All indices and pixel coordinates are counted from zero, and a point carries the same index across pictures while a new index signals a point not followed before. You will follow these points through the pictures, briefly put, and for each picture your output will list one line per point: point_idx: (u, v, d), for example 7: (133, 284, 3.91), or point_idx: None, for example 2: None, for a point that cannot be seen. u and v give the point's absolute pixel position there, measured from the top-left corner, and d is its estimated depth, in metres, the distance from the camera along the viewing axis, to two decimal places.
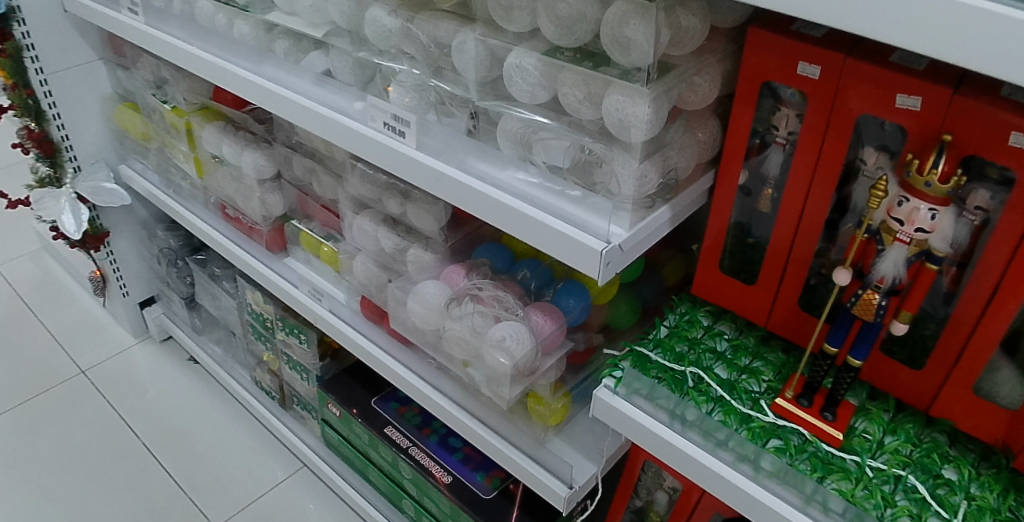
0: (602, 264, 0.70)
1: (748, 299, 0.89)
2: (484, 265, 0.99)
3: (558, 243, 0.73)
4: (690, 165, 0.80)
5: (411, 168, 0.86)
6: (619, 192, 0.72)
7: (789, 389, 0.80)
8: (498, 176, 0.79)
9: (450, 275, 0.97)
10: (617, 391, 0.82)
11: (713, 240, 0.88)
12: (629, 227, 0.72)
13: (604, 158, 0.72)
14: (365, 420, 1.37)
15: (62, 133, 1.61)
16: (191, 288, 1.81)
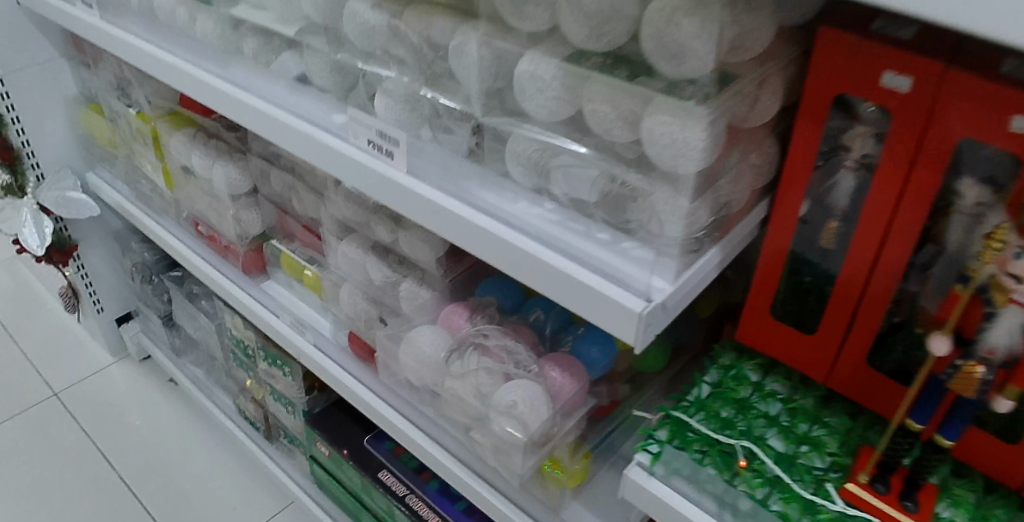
0: (643, 326, 0.55)
1: (805, 351, 0.74)
2: (491, 305, 0.87)
3: (582, 298, 0.58)
4: (744, 195, 0.65)
5: (400, 196, 0.71)
6: (662, 232, 0.57)
7: (863, 472, 0.65)
8: (509, 210, 0.64)
9: (451, 317, 0.85)
10: (653, 471, 0.68)
11: (765, 280, 0.73)
12: (674, 278, 0.57)
13: (642, 192, 0.57)
14: (357, 462, 1.23)
15: (22, 139, 1.46)
16: (169, 306, 1.67)
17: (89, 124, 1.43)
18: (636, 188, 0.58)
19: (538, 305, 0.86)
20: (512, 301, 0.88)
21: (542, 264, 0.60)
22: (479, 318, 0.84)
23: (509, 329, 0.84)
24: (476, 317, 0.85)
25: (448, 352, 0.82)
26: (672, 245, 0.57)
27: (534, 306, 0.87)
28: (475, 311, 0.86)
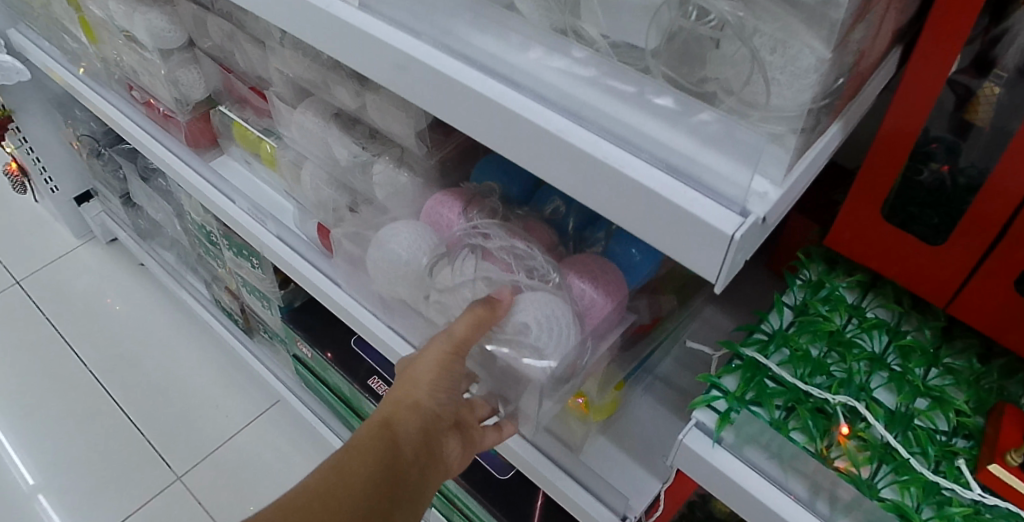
0: (734, 258, 0.35)
1: (928, 268, 0.53)
2: (492, 195, 0.66)
3: (640, 212, 0.38)
4: (879, 40, 0.41)
5: (356, 45, 0.48)
6: (766, 102, 0.35)
7: (1013, 448, 0.45)
8: (514, 64, 0.42)
9: (439, 210, 0.65)
10: (721, 438, 0.50)
11: (883, 169, 0.51)
12: (783, 179, 0.37)
13: (736, 30, 0.34)
14: (342, 368, 1.07)
15: None
16: (126, 184, 1.45)
17: None
18: (725, 25, 0.34)
19: (554, 193, 0.66)
20: (519, 190, 0.67)
21: (572, 150, 0.38)
22: (476, 213, 0.64)
23: (516, 226, 0.63)
24: (473, 211, 0.64)
25: (435, 258, 0.62)
26: (783, 122, 0.35)
27: (547, 196, 0.66)
28: (471, 201, 0.65)
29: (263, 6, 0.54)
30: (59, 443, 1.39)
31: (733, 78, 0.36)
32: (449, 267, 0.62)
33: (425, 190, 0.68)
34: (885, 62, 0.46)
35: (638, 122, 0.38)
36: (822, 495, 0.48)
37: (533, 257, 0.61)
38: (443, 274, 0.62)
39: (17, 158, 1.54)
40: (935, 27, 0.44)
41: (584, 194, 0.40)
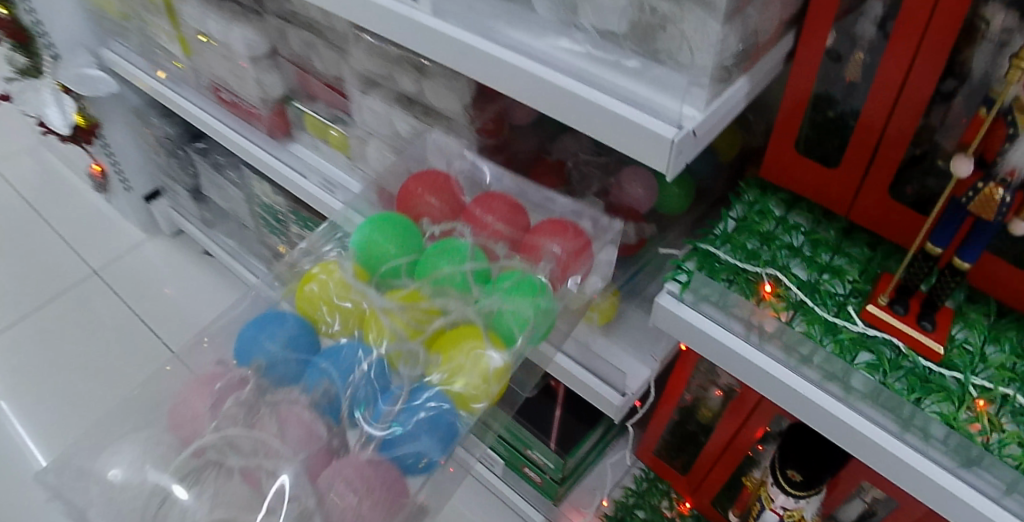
0: (674, 154, 0.57)
1: (827, 185, 0.75)
2: (245, 380, 0.82)
3: (617, 132, 0.60)
4: (772, 25, 0.64)
5: (425, 39, 0.70)
6: (693, 62, 0.58)
7: (882, 295, 0.67)
8: (533, 46, 0.65)
9: (185, 411, 0.81)
10: (683, 298, 0.73)
11: (788, 113, 0.74)
12: (705, 107, 0.59)
13: (671, 18, 0.57)
14: None
15: (33, 18, 1.42)
16: (195, 179, 1.70)
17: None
18: (667, 16, 0.57)
19: (319, 370, 0.80)
20: (296, 355, 0.82)
21: (574, 96, 0.61)
22: (227, 412, 0.80)
23: (275, 419, 0.78)
24: (223, 412, 0.80)
25: (194, 463, 0.77)
26: (703, 73, 0.58)
27: (319, 364, 0.81)
28: (218, 402, 0.81)
29: (354, 16, 0.77)
30: (76, 424, 1.58)
31: (675, 46, 0.59)
32: (214, 471, 0.77)
33: (196, 385, 0.83)
34: (783, 39, 0.69)
35: (614, 78, 0.61)
36: (754, 330, 0.70)
37: (270, 468, 0.75)
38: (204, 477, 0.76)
39: (98, 163, 1.79)
40: (813, 13, 0.67)
41: (562, 115, 0.63)
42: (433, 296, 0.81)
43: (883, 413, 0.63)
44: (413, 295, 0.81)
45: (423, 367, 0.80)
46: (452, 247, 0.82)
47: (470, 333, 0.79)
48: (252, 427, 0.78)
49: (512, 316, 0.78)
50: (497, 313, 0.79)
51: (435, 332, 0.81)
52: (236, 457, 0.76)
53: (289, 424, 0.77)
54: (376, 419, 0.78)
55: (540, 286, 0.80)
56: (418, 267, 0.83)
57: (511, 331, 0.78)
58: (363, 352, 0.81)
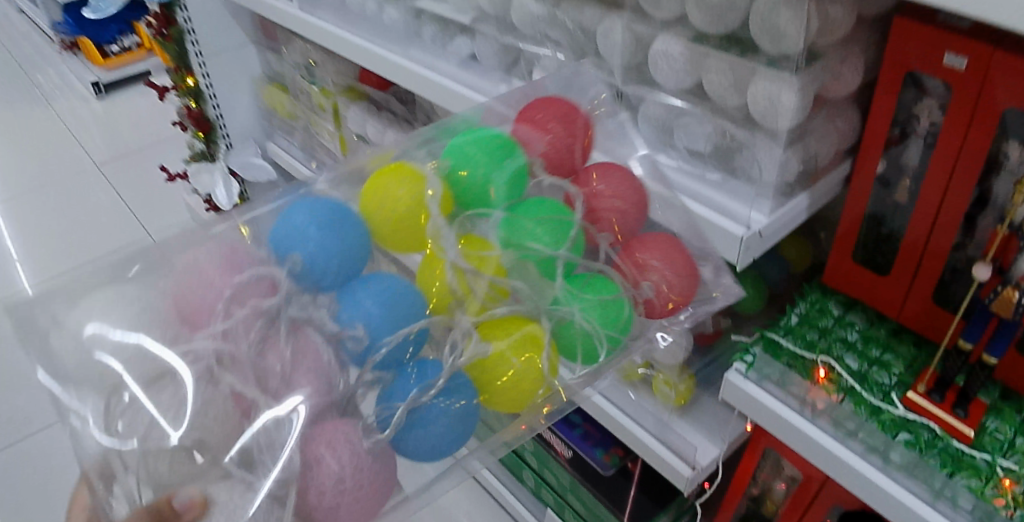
0: (741, 249, 0.76)
1: (878, 290, 0.87)
2: (274, 277, 0.69)
3: (700, 227, 0.80)
4: (830, 152, 0.82)
5: None
6: (759, 179, 0.78)
7: (921, 383, 0.78)
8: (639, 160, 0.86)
9: (200, 285, 0.68)
10: (748, 376, 0.88)
11: (847, 228, 0.87)
12: (770, 213, 0.78)
13: (746, 143, 0.76)
14: None
15: (217, 112, 1.72)
16: None
17: (272, 99, 1.69)
18: (742, 143, 0.77)
19: (356, 301, 0.69)
20: (341, 261, 0.71)
21: (667, 200, 0.81)
22: (244, 316, 0.66)
23: (280, 333, 0.67)
24: (238, 321, 0.66)
25: (163, 370, 0.65)
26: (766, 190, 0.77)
27: (358, 293, 0.70)
28: (228, 310, 0.67)
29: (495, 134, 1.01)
30: None
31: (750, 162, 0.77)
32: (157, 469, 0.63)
33: (217, 251, 0.72)
34: (840, 165, 0.85)
35: (699, 189, 0.82)
36: (807, 407, 0.83)
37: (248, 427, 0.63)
38: (167, 385, 0.64)
39: None
40: (865, 143, 0.82)
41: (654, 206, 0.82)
42: (514, 271, 0.73)
43: (916, 482, 0.75)
44: (494, 263, 0.73)
45: (465, 350, 0.71)
46: (562, 226, 0.74)
47: (531, 340, 0.71)
48: (256, 347, 0.66)
49: (581, 336, 0.73)
50: (569, 322, 0.73)
51: (490, 319, 0.72)
52: (233, 377, 0.64)
53: (299, 359, 0.66)
54: (391, 393, 0.68)
55: (625, 307, 0.75)
56: (511, 227, 0.74)
57: (570, 352, 0.75)
58: (414, 307, 0.71)
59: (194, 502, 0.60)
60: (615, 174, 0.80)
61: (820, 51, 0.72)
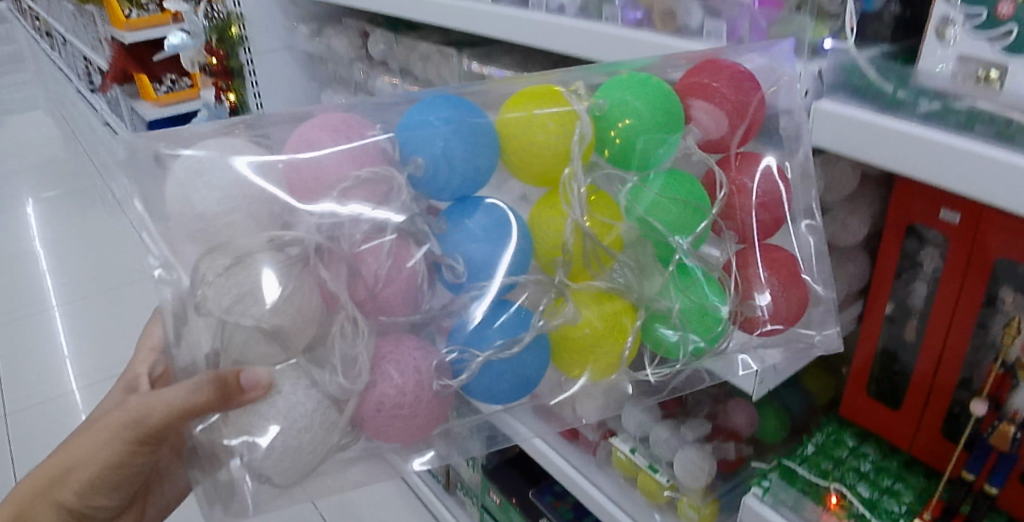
0: (757, 382, 0.81)
1: (893, 424, 0.91)
2: (393, 179, 0.63)
3: None
4: (842, 296, 0.90)
5: None
6: None
7: (928, 512, 0.81)
8: None
9: (316, 172, 0.62)
10: (764, 499, 0.91)
11: (860, 366, 0.93)
12: None
13: None
14: (523, 511, 1.43)
15: None
16: None
17: None
18: None
19: (464, 231, 0.64)
20: (467, 180, 0.65)
21: None
22: (355, 203, 0.62)
23: (385, 245, 0.62)
24: (347, 219, 0.62)
25: (261, 246, 0.60)
26: None
27: (469, 220, 0.64)
28: (340, 202, 0.62)
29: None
30: None
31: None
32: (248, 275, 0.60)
33: (336, 132, 0.65)
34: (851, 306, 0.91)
35: None
36: None
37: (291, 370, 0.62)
38: (256, 265, 0.59)
39: None
40: (873, 287, 0.88)
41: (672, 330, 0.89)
42: (631, 248, 0.66)
43: None
44: (614, 234, 0.66)
45: (555, 317, 0.65)
46: (691, 221, 0.67)
47: (621, 330, 0.66)
48: (353, 249, 0.62)
49: (671, 334, 0.68)
50: (666, 316, 0.67)
51: (586, 291, 0.66)
52: (328, 272, 0.61)
53: (396, 275, 0.62)
54: (475, 334, 0.64)
55: (721, 324, 0.69)
56: (641, 199, 0.67)
57: (653, 341, 0.70)
58: (513, 271, 0.64)
59: (261, 383, 0.60)
60: (762, 166, 0.70)
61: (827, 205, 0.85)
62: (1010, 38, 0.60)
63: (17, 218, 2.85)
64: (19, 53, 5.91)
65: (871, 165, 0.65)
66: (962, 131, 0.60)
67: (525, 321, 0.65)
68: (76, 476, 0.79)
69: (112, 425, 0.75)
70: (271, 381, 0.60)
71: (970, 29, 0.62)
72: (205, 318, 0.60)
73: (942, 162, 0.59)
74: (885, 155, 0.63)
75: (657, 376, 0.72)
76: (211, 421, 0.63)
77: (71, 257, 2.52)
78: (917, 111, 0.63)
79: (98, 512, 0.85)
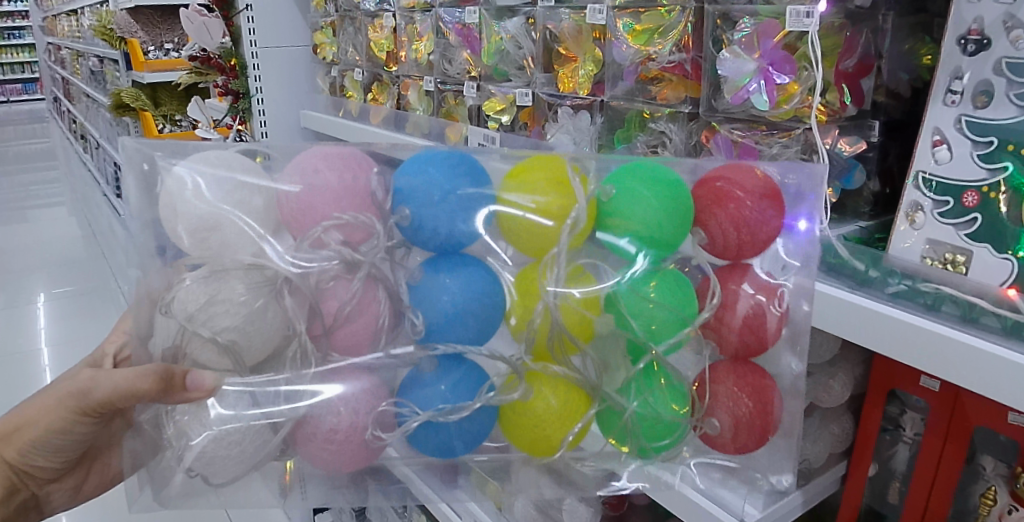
0: None
1: None
2: (372, 226, 0.54)
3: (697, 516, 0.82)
4: (824, 455, 0.91)
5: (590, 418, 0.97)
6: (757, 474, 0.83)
7: None
8: None
9: (303, 205, 0.54)
10: None
11: None
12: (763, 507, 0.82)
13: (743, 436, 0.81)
14: None
15: None
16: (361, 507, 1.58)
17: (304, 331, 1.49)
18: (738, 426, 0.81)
19: (440, 278, 0.54)
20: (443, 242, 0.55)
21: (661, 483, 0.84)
22: (326, 236, 0.53)
23: (353, 283, 0.53)
24: (318, 257, 0.53)
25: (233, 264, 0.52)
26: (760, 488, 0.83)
27: (443, 278, 0.54)
28: (321, 237, 0.53)
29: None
30: None
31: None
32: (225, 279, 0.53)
33: (334, 164, 0.55)
34: (836, 464, 0.92)
35: None
36: None
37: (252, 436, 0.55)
38: (228, 278, 0.52)
39: None
40: (857, 447, 0.90)
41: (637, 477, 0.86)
42: (596, 340, 0.56)
43: None
44: (585, 325, 0.55)
45: (507, 388, 0.55)
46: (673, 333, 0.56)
47: (567, 423, 0.55)
48: (314, 285, 0.53)
49: (619, 432, 0.58)
50: (619, 413, 0.57)
51: (544, 373, 0.56)
52: (292, 304, 0.52)
53: (355, 317, 0.53)
54: (422, 390, 0.54)
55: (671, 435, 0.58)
56: (623, 293, 0.55)
57: (602, 429, 0.58)
58: (474, 339, 0.54)
59: (206, 387, 0.52)
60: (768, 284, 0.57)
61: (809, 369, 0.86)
62: (974, 226, 0.65)
63: (26, 315, 2.88)
64: (52, 151, 6.16)
65: (847, 338, 0.69)
66: (928, 313, 0.63)
67: (478, 387, 0.54)
68: (22, 439, 0.67)
69: (64, 387, 0.64)
70: (217, 387, 0.52)
71: (936, 216, 0.68)
72: (166, 319, 0.53)
73: (912, 342, 0.63)
74: (864, 331, 0.67)
75: (597, 469, 0.61)
76: (163, 431, 0.55)
77: (72, 358, 2.52)
78: (886, 290, 0.67)
79: (37, 475, 0.72)
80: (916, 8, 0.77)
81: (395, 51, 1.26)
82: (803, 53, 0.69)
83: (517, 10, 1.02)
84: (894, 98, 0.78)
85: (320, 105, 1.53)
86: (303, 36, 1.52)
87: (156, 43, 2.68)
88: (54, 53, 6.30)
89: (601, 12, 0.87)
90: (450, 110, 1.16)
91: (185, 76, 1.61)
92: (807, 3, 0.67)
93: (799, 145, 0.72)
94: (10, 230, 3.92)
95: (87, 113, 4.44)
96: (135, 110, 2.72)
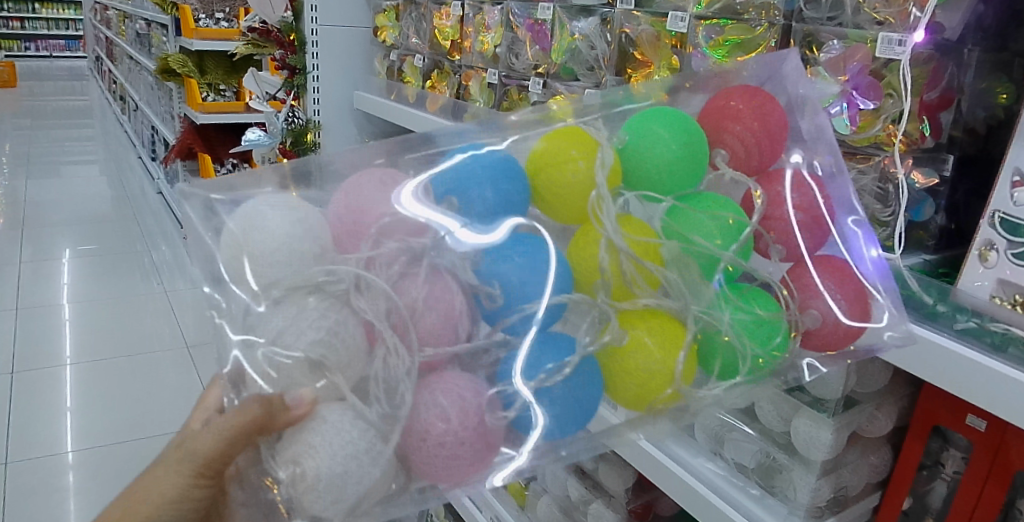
0: None
1: None
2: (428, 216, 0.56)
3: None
4: (860, 483, 0.90)
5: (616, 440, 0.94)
6: (794, 495, 0.84)
7: None
8: (688, 459, 0.89)
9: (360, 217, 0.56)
10: None
11: None
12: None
13: (786, 466, 0.84)
14: None
15: None
16: None
17: None
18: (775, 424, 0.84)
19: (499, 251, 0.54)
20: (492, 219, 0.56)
21: (692, 492, 0.85)
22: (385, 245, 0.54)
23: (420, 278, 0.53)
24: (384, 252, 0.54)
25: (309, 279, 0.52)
26: (799, 507, 0.84)
27: (504, 246, 0.55)
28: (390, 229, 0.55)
29: None
30: None
31: (787, 483, 0.85)
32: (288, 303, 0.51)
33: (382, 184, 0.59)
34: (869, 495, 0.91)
35: (738, 494, 0.85)
36: None
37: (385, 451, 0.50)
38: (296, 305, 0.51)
39: None
40: (893, 481, 0.88)
41: (644, 469, 0.91)
42: (670, 262, 0.58)
43: None
44: (653, 250, 0.57)
45: (603, 333, 0.56)
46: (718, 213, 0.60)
47: (677, 358, 0.57)
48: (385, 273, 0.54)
49: (725, 356, 0.60)
50: (716, 332, 0.59)
51: (633, 312, 0.58)
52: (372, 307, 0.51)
53: (433, 307, 0.52)
54: (517, 359, 0.54)
55: (781, 334, 0.61)
56: (675, 211, 0.60)
57: (707, 365, 0.60)
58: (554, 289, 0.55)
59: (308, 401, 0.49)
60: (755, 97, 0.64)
61: (856, 399, 0.85)
62: None
63: (52, 268, 2.93)
64: (90, 108, 6.24)
65: (905, 369, 0.68)
66: (993, 352, 0.62)
67: (566, 352, 0.54)
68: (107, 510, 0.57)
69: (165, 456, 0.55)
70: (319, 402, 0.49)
71: (1008, 256, 0.66)
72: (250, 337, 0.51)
73: (976, 379, 0.61)
74: (928, 368, 0.65)
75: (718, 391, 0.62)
76: None
77: (95, 316, 2.55)
78: (953, 326, 0.66)
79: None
80: (997, 46, 0.75)
81: (459, 41, 1.27)
82: (891, 82, 0.70)
83: (593, 10, 1.03)
84: (969, 134, 0.77)
85: (375, 88, 1.53)
86: (365, 18, 1.54)
87: (207, 11, 2.67)
88: (99, 16, 6.39)
89: (683, 21, 0.87)
90: (511, 105, 1.16)
91: (241, 46, 1.60)
92: (900, 31, 0.67)
93: (876, 172, 0.72)
94: (43, 184, 3.96)
95: (128, 76, 4.48)
96: (180, 76, 2.74)
